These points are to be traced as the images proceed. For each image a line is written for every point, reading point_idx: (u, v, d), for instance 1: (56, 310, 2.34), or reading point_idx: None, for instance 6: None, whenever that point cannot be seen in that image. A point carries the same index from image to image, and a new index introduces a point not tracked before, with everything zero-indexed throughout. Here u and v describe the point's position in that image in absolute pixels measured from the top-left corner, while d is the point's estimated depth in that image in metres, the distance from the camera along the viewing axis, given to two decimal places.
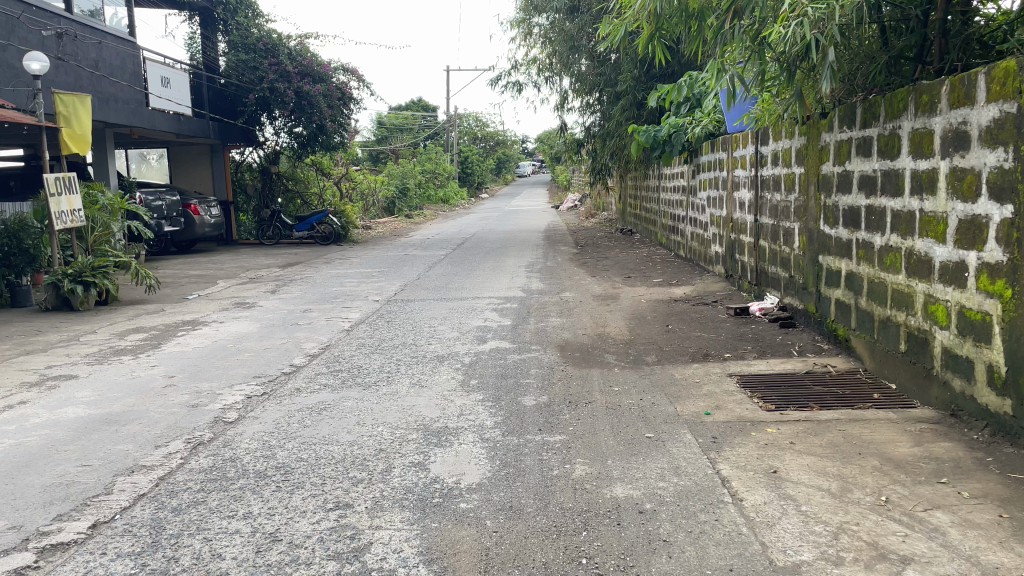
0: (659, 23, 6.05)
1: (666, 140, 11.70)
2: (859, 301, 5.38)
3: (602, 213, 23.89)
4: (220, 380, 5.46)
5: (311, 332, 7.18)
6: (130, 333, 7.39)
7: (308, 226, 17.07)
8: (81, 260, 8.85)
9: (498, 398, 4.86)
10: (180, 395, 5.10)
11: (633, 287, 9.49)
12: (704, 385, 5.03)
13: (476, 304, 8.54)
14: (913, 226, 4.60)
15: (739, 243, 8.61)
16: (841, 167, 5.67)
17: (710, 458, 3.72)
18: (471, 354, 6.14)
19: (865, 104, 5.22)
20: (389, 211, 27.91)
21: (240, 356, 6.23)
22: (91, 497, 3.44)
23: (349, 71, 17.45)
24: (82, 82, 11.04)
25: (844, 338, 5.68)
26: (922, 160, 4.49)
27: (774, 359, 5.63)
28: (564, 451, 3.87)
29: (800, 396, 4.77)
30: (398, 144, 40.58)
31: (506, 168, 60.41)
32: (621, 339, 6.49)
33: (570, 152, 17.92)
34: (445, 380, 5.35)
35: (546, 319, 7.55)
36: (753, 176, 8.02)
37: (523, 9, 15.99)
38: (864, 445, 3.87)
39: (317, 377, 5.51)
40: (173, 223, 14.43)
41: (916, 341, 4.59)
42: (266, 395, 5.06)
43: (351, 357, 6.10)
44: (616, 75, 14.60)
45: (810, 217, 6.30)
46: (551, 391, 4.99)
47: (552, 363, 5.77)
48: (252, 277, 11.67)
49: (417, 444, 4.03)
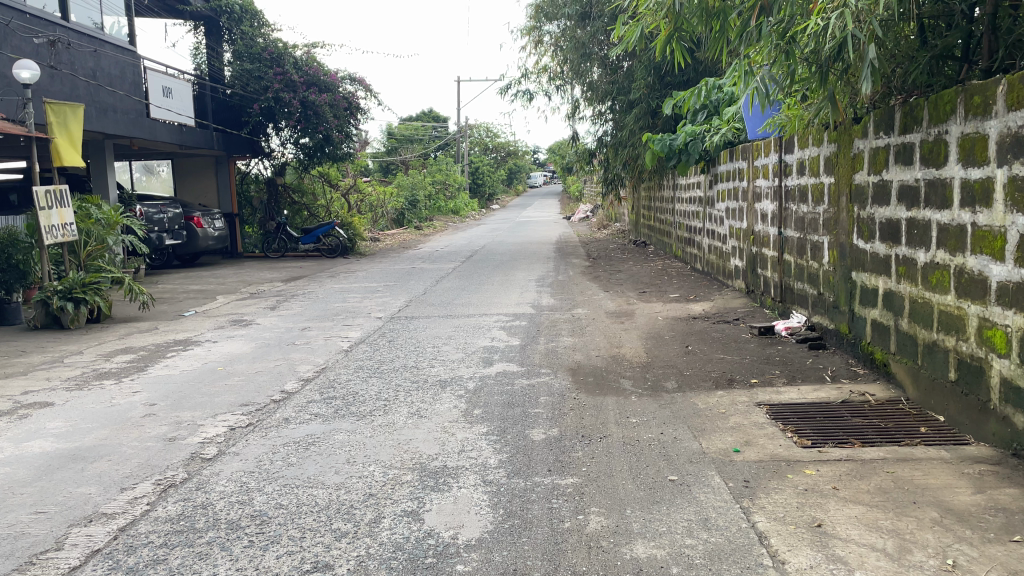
0: (678, 22, 5.62)
1: (682, 148, 11.06)
2: (900, 323, 4.91)
3: (614, 223, 23.59)
4: (202, 409, 5.02)
5: (307, 353, 6.77)
6: (117, 354, 7.01)
7: (314, 239, 16.82)
8: (72, 275, 8.50)
9: (504, 432, 4.40)
10: (159, 427, 4.69)
11: (648, 303, 9.03)
12: (730, 417, 4.56)
13: (483, 322, 8.10)
14: (963, 241, 4.14)
15: (762, 256, 8.15)
16: (877, 177, 5.21)
17: (744, 508, 3.26)
18: (476, 379, 5.71)
19: (905, 106, 4.77)
20: (399, 222, 27.63)
21: (229, 381, 5.81)
22: (37, 554, 3.02)
23: (356, 81, 17.15)
24: (78, 92, 10.70)
25: (881, 363, 5.20)
26: (973, 169, 4.04)
27: (805, 387, 5.16)
28: (577, 498, 3.42)
29: (837, 430, 4.32)
30: (409, 156, 40.29)
31: (517, 178, 60.13)
32: (637, 363, 6.02)
33: (582, 162, 17.63)
34: (446, 410, 4.89)
35: (557, 338, 7.09)
36: (777, 187, 7.58)
37: (534, 17, 15.59)
38: (919, 491, 3.40)
39: (309, 406, 5.08)
40: (175, 236, 14.08)
41: (968, 370, 4.11)
42: (251, 427, 4.64)
43: (347, 383, 5.67)
44: (629, 83, 14.23)
45: (841, 231, 5.84)
46: (562, 423, 4.54)
47: (563, 390, 5.31)
48: (252, 293, 11.28)
49: (411, 488, 3.59)
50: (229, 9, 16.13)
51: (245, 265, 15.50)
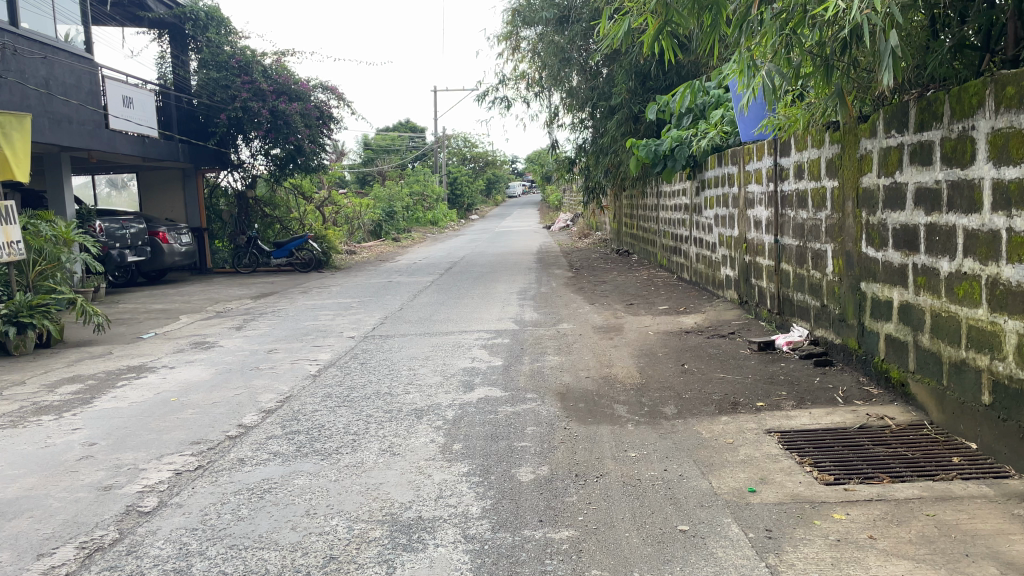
0: (669, 14, 5.15)
1: (667, 154, 10.74)
2: (920, 339, 4.48)
3: (596, 232, 23.22)
4: (147, 450, 4.46)
5: (270, 380, 6.20)
6: (62, 384, 6.39)
7: (286, 253, 16.28)
8: (18, 297, 7.87)
9: (487, 472, 3.89)
10: (94, 473, 4.12)
11: (637, 316, 8.57)
12: (740, 448, 4.08)
13: (462, 340, 7.58)
14: (997, 249, 3.71)
15: (756, 266, 7.72)
16: (888, 179, 4.79)
17: (770, 567, 2.78)
18: (455, 407, 5.18)
19: (922, 101, 4.35)
20: (376, 234, 27.06)
21: (181, 414, 5.25)
22: None
23: (328, 89, 16.56)
24: (28, 101, 10.04)
25: (898, 382, 4.76)
26: (1007, 167, 3.61)
27: (817, 410, 4.71)
28: (574, 557, 2.92)
29: (860, 462, 3.86)
30: (386, 166, 39.70)
31: (496, 188, 59.79)
32: (631, 385, 5.53)
33: (562, 171, 17.24)
34: (421, 446, 4.36)
35: (542, 358, 6.59)
36: (772, 193, 7.15)
37: (510, 22, 15.13)
38: (969, 540, 2.93)
39: (267, 443, 4.54)
40: (139, 253, 13.22)
41: (1006, 392, 3.67)
42: (200, 471, 4.09)
43: (313, 414, 5.12)
44: (610, 88, 13.83)
45: (848, 238, 5.41)
46: (552, 460, 4.03)
47: (552, 419, 4.79)
48: (219, 311, 10.69)
49: (379, 549, 3.06)
50: (193, 16, 15.53)
51: (214, 281, 14.90)
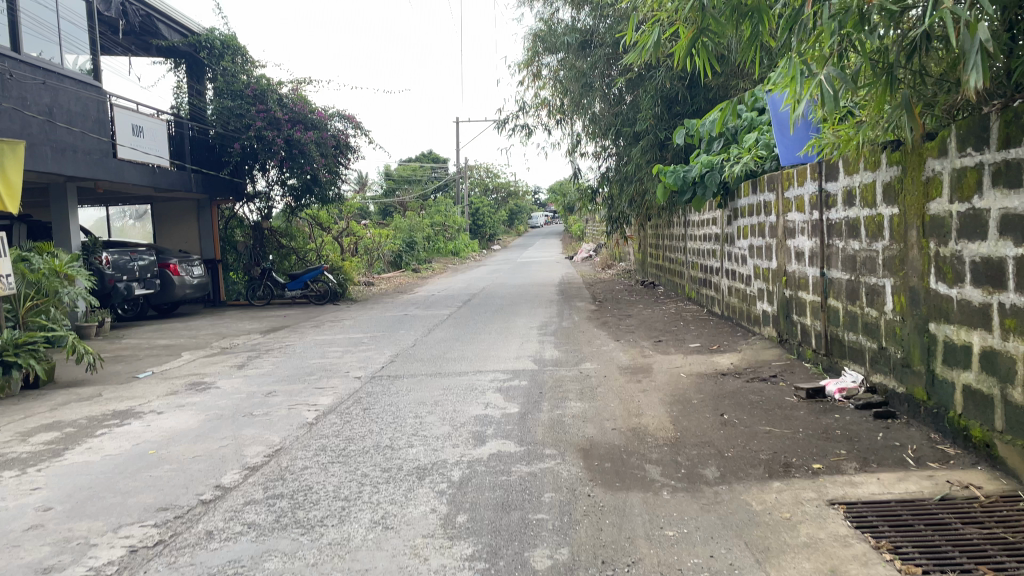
0: (708, 22, 4.46)
1: (696, 181, 10.14)
2: (1009, 392, 3.79)
3: (620, 263, 22.61)
4: (106, 519, 3.87)
5: (262, 429, 5.60)
6: (38, 433, 5.83)
7: (302, 285, 15.78)
8: (4, 335, 7.37)
9: (495, 556, 3.23)
10: (38, 550, 3.52)
11: (666, 355, 7.90)
12: (800, 527, 3.39)
13: (475, 383, 6.93)
14: None
15: (798, 300, 7.04)
16: (963, 205, 4.13)
17: None
18: (464, 464, 4.54)
19: (1007, 113, 3.70)
20: (395, 265, 26.64)
21: (155, 472, 4.66)
22: None
23: (345, 118, 16.24)
24: (29, 129, 9.70)
25: (981, 442, 4.05)
26: None
27: (887, 475, 4.00)
28: None
29: (949, 548, 3.16)
30: (407, 198, 39.46)
31: (518, 218, 59.48)
32: (665, 439, 4.86)
33: (584, 200, 16.70)
34: (420, 517, 3.72)
35: (563, 404, 5.93)
36: (816, 221, 6.50)
37: (532, 48, 14.61)
38: None
39: (245, 510, 3.92)
40: (146, 285, 12.78)
41: None
42: (160, 548, 3.48)
43: (301, 473, 4.50)
44: (635, 114, 13.25)
45: (912, 272, 4.74)
46: (573, 538, 3.37)
47: (574, 483, 4.13)
48: (223, 347, 10.15)
49: None
50: (208, 45, 15.31)
51: (226, 314, 14.46)
